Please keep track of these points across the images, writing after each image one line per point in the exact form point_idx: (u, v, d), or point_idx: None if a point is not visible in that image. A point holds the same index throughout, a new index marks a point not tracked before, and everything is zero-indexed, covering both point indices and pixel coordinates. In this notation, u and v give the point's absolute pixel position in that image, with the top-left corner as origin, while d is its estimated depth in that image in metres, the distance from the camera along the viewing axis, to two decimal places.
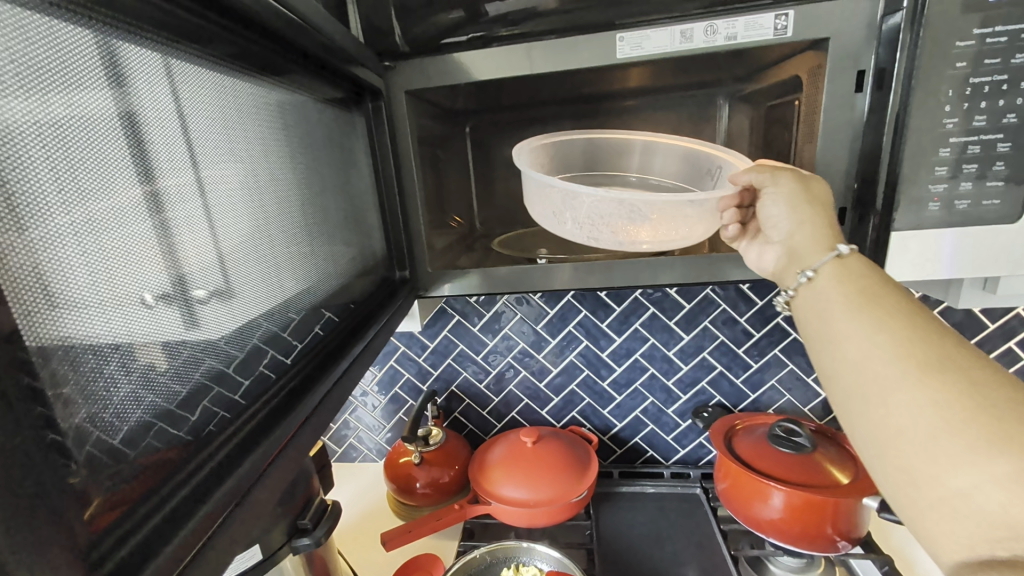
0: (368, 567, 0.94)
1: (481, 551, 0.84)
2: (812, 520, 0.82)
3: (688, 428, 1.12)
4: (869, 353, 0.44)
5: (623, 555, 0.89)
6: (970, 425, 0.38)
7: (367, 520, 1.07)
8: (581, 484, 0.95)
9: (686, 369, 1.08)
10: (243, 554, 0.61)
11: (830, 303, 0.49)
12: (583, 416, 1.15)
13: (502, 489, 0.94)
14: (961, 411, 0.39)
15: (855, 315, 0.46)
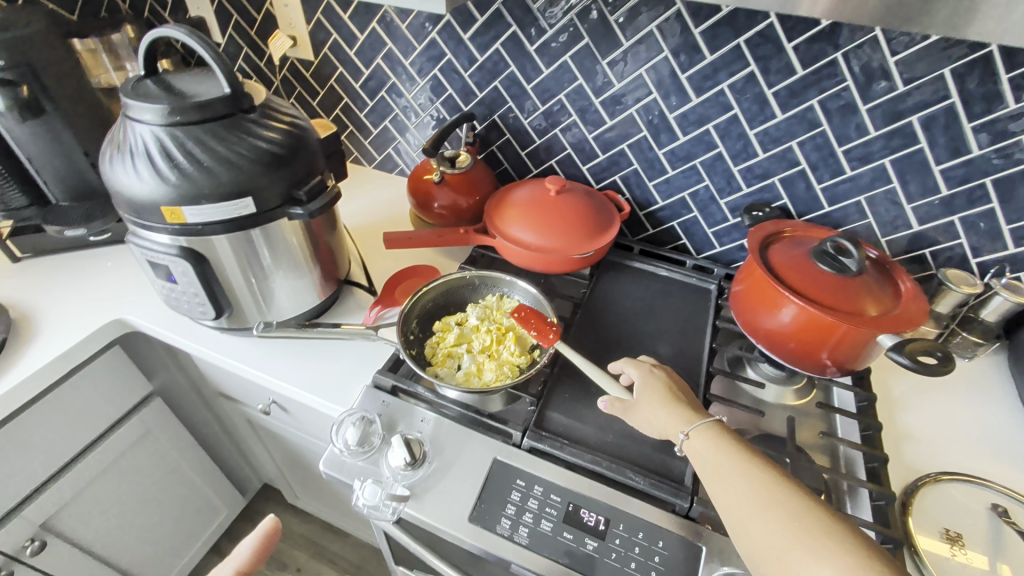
0: (376, 260, 1.02)
1: (470, 274, 0.85)
2: (806, 339, 0.78)
3: (733, 225, 1.01)
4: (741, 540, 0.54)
5: (607, 316, 0.91)
6: (817, 543, 0.50)
7: (389, 224, 1.12)
8: (590, 245, 0.91)
9: (760, 157, 0.91)
10: (237, 203, 0.65)
11: (722, 456, 0.59)
12: (624, 184, 1.05)
13: (510, 229, 0.93)
14: (816, 534, 0.50)
15: (744, 474, 0.57)
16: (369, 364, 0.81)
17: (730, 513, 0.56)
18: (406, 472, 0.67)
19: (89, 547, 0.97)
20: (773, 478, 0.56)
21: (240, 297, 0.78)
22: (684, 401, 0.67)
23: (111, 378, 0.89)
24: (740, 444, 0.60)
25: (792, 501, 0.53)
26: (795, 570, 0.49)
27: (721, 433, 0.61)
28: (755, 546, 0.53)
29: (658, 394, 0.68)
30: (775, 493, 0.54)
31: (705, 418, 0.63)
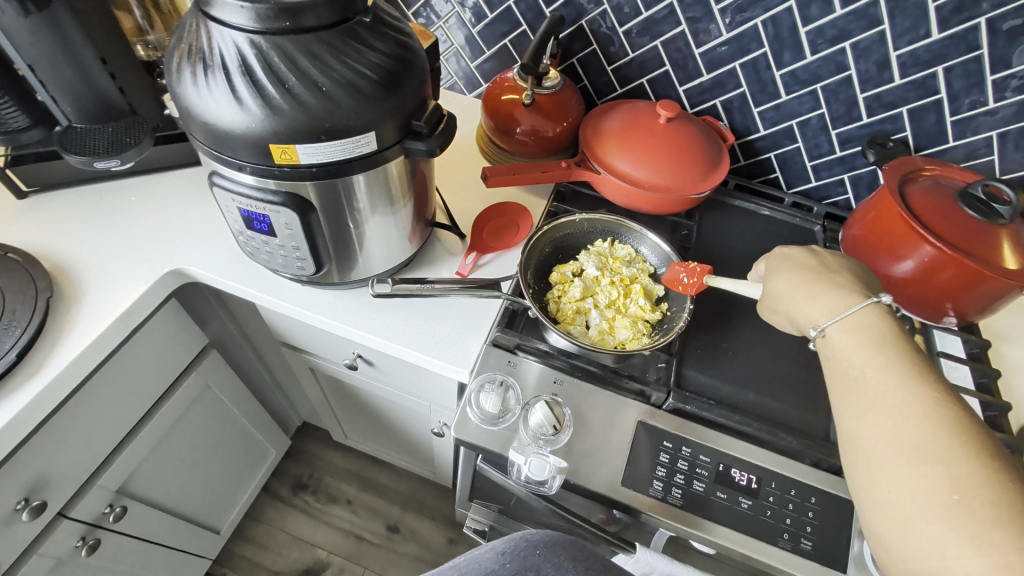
0: (453, 194, 0.90)
1: (580, 218, 0.78)
2: (945, 290, 0.73)
3: (839, 159, 0.92)
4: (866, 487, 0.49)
5: (716, 262, 0.84)
6: (968, 517, 0.42)
7: (455, 151, 0.98)
8: (704, 184, 0.81)
9: (895, 84, 0.81)
10: (358, 138, 0.53)
11: (876, 381, 0.51)
12: (725, 110, 0.94)
13: (615, 162, 0.82)
14: (970, 505, 0.42)
15: (897, 408, 0.48)
16: (479, 319, 0.74)
17: (860, 439, 0.50)
18: (550, 437, 0.63)
19: (163, 503, 0.95)
20: (935, 425, 0.46)
21: (335, 252, 0.66)
22: (830, 283, 0.60)
23: (171, 334, 0.81)
24: (914, 373, 0.50)
25: (951, 458, 0.44)
26: (925, 534, 0.43)
27: (882, 352, 0.52)
28: (880, 489, 0.47)
29: (792, 277, 0.62)
30: (931, 442, 0.45)
31: (858, 307, 0.56)
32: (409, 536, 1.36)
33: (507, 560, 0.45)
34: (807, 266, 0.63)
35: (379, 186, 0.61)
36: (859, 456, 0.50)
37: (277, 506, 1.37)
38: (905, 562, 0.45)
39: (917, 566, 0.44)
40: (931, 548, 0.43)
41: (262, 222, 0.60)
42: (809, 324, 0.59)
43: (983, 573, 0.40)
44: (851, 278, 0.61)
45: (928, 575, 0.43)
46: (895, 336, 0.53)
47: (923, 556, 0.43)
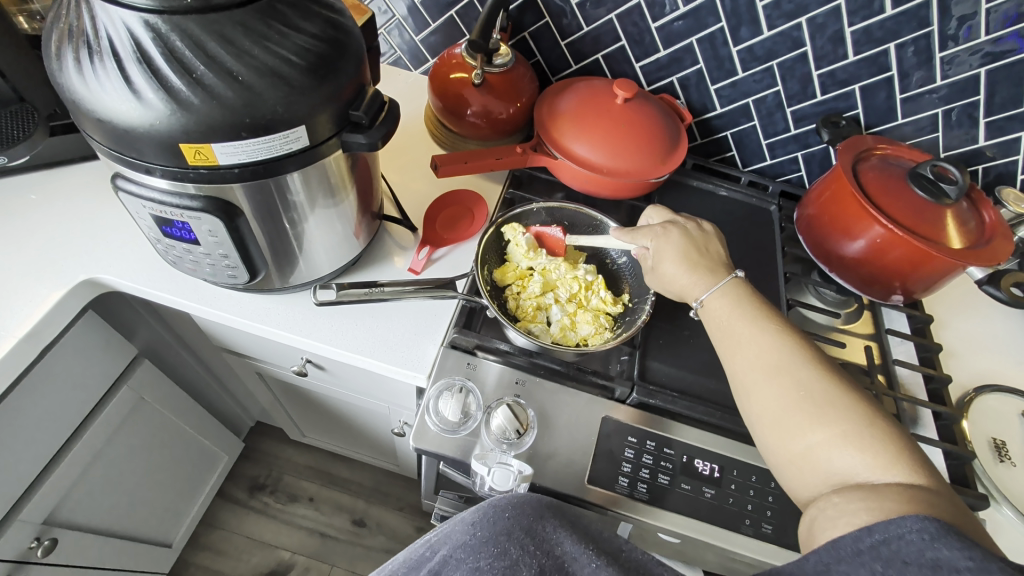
0: (402, 182, 0.84)
1: (538, 207, 0.75)
2: (897, 270, 0.74)
3: (793, 137, 0.91)
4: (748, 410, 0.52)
5: None
6: (819, 408, 0.48)
7: (402, 134, 0.90)
8: (663, 167, 0.79)
9: (848, 61, 0.80)
10: (287, 133, 0.46)
11: (740, 321, 0.56)
12: (682, 87, 0.91)
13: (573, 146, 0.78)
14: (816, 400, 0.48)
15: (757, 339, 0.54)
16: (434, 319, 0.69)
17: (734, 373, 0.54)
18: (514, 441, 0.61)
19: (99, 526, 0.88)
20: (787, 347, 0.52)
21: (271, 257, 0.60)
22: (703, 258, 0.63)
23: (93, 349, 0.73)
24: (765, 315, 0.56)
25: (799, 367, 0.50)
26: (798, 437, 0.47)
27: (740, 302, 0.58)
28: (754, 408, 0.51)
29: (676, 258, 0.63)
30: (784, 359, 0.51)
31: (727, 279, 0.61)
32: (377, 528, 1.33)
33: (474, 530, 0.43)
34: (686, 243, 0.64)
35: (316, 183, 0.55)
36: (735, 386, 0.54)
37: (234, 510, 1.31)
38: (786, 464, 0.48)
39: (795, 462, 0.47)
40: (801, 443, 0.47)
41: (182, 229, 0.53)
42: (693, 296, 0.62)
43: (841, 450, 0.45)
44: (718, 252, 0.65)
45: (803, 466, 0.47)
46: (748, 292, 0.60)
47: (797, 453, 0.47)
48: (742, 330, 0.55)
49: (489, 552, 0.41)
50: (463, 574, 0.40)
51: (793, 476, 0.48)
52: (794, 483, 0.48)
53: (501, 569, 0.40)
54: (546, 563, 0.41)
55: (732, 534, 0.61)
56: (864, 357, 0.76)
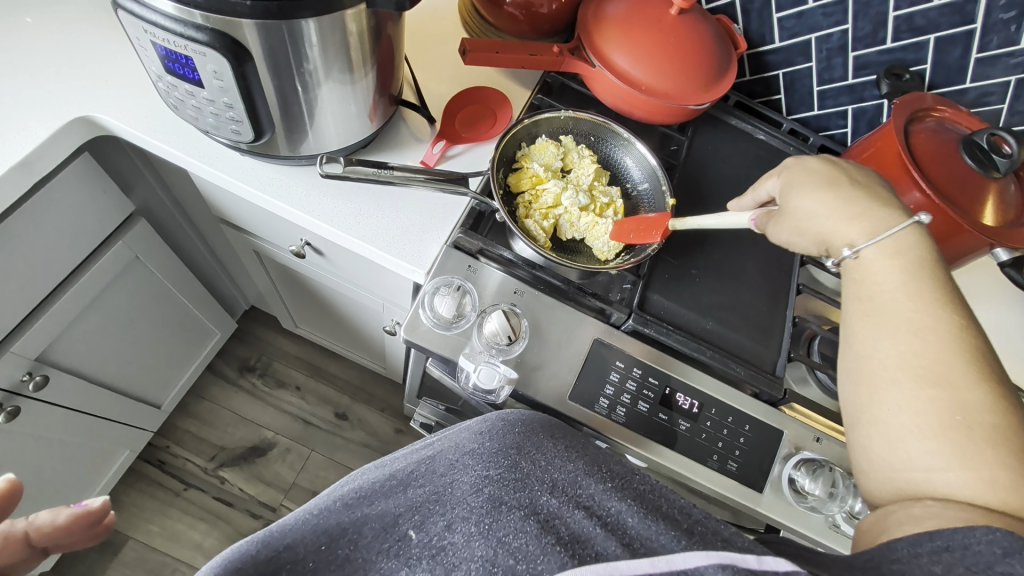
0: (427, 70, 0.79)
1: (565, 115, 0.71)
2: None
3: (849, 87, 0.85)
4: (876, 409, 0.47)
5: (702, 184, 0.79)
6: (964, 438, 0.42)
7: (432, 18, 0.84)
8: (706, 94, 0.73)
9: (930, 5, 0.73)
10: None
11: (896, 303, 0.49)
12: (742, 11, 0.84)
13: (614, 57, 0.72)
14: (971, 427, 0.42)
15: (915, 333, 0.47)
16: (441, 217, 0.67)
17: (871, 360, 0.48)
18: (503, 347, 0.61)
19: (86, 373, 0.89)
20: (952, 352, 0.45)
21: (280, 121, 0.57)
22: (858, 197, 0.54)
23: (87, 194, 0.72)
24: (945, 302, 0.48)
25: (964, 383, 0.44)
26: (920, 458, 0.44)
27: (915, 279, 0.49)
28: (874, 405, 0.47)
29: (823, 193, 0.55)
30: (945, 368, 0.45)
31: (898, 228, 0.51)
32: (357, 424, 1.38)
33: (483, 440, 0.47)
34: (834, 180, 0.56)
35: (334, 42, 0.50)
36: (858, 374, 0.49)
37: (223, 386, 1.35)
38: (883, 468, 0.46)
39: (897, 476, 0.45)
40: (913, 458, 0.44)
41: (185, 66, 0.50)
42: (839, 246, 0.53)
43: (965, 483, 0.41)
44: (884, 195, 0.55)
45: (910, 485, 0.44)
46: (931, 265, 0.50)
47: (911, 471, 0.44)
48: (898, 314, 0.48)
49: (499, 462, 0.44)
50: (471, 476, 0.44)
51: (881, 481, 0.46)
52: (880, 488, 0.46)
53: (511, 477, 0.43)
54: (557, 478, 0.44)
55: (697, 467, 0.62)
56: None
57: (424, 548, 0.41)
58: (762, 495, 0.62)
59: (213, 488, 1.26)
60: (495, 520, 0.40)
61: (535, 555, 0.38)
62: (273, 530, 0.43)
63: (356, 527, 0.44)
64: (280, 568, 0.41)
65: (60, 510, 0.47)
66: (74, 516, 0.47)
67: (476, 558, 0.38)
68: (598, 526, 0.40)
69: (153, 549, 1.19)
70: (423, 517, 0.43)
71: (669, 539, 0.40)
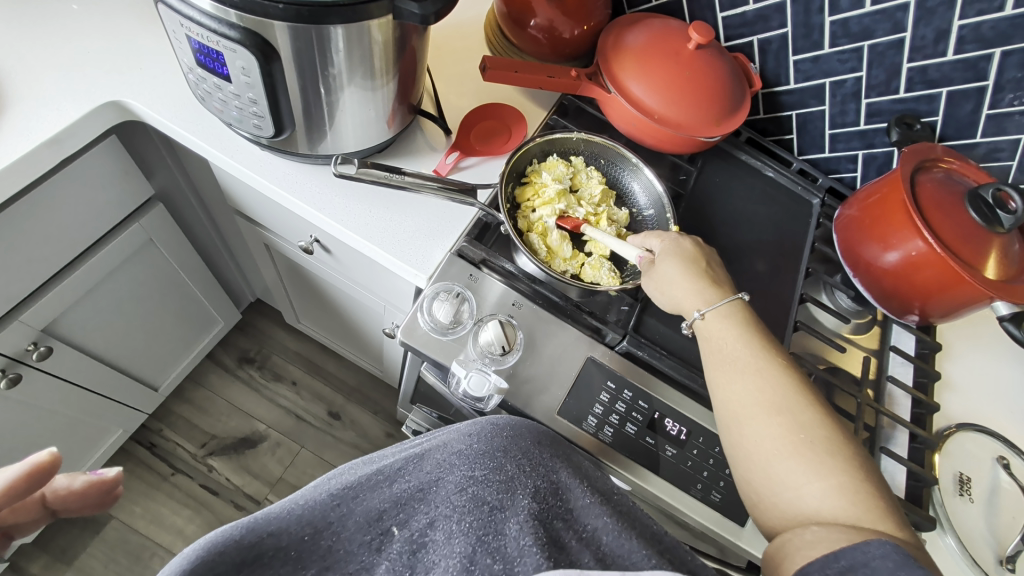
0: (448, 83, 0.81)
1: (577, 137, 0.73)
2: (921, 290, 0.71)
3: (860, 132, 0.86)
4: (744, 443, 0.50)
5: (707, 215, 0.80)
6: (812, 454, 0.47)
7: (458, 34, 0.86)
8: (717, 127, 0.74)
9: (944, 59, 0.74)
10: None
11: (732, 348, 0.55)
12: (760, 51, 0.86)
13: (629, 84, 0.74)
14: (812, 444, 0.48)
15: (755, 374, 0.53)
16: (447, 225, 0.69)
17: (727, 402, 0.52)
18: (496, 357, 0.61)
19: (94, 349, 0.92)
20: (783, 385, 0.51)
21: (301, 120, 0.59)
22: (706, 272, 0.61)
23: (108, 174, 0.75)
24: (769, 345, 0.55)
25: (798, 410, 0.50)
26: (785, 480, 0.47)
27: (744, 329, 0.56)
28: (743, 442, 0.50)
29: (680, 264, 0.61)
30: (782, 398, 0.51)
31: (729, 299, 0.58)
32: (349, 425, 1.38)
33: (471, 441, 0.48)
34: (692, 254, 0.62)
35: (359, 49, 0.52)
36: (724, 417, 0.53)
37: (221, 375, 1.37)
38: (762, 496, 0.48)
39: (777, 501, 0.47)
40: (783, 480, 0.47)
41: (216, 61, 0.53)
42: (689, 309, 0.59)
43: (826, 495, 0.46)
44: (720, 271, 0.62)
45: (787, 507, 0.47)
46: (754, 322, 0.57)
47: (783, 492, 0.47)
48: (734, 359, 0.54)
49: (485, 465, 0.46)
50: (457, 476, 0.46)
51: (768, 510, 0.48)
52: (769, 515, 0.48)
53: (496, 480, 0.45)
54: (541, 484, 0.46)
55: (679, 495, 0.62)
56: (860, 368, 0.75)
57: (404, 543, 0.45)
58: (743, 529, 0.61)
59: (199, 475, 1.26)
60: (477, 519, 0.43)
61: (514, 556, 0.40)
62: (256, 518, 0.43)
63: (340, 520, 0.44)
64: (262, 555, 0.42)
65: (77, 476, 0.52)
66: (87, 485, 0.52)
67: (454, 555, 0.42)
68: (576, 537, 0.43)
69: (134, 531, 1.19)
70: (407, 515, 0.45)
71: (640, 558, 0.41)
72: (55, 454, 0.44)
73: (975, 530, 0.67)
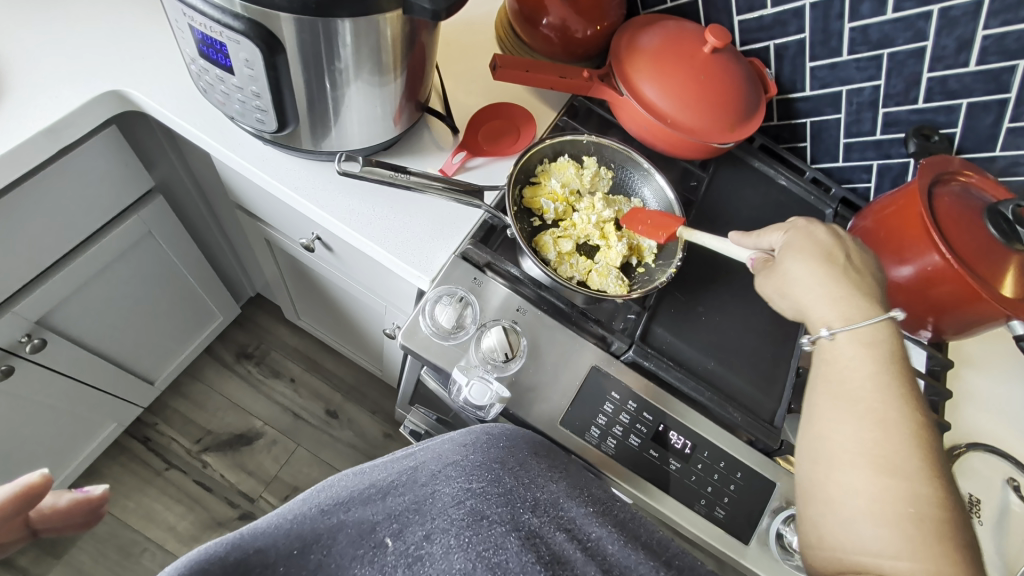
0: (457, 81, 0.80)
1: (587, 139, 0.72)
2: (935, 305, 0.69)
3: (876, 142, 0.84)
4: (838, 490, 0.47)
5: (717, 223, 0.78)
6: (913, 530, 0.43)
7: (469, 31, 0.85)
8: (731, 134, 0.73)
9: (966, 70, 0.72)
10: None
11: (859, 385, 0.49)
12: (775, 57, 0.84)
13: (643, 87, 0.73)
14: (915, 517, 0.44)
15: (876, 423, 0.47)
16: (452, 226, 0.67)
17: (834, 442, 0.48)
18: (499, 364, 0.60)
19: (87, 342, 0.90)
20: (907, 443, 0.46)
21: (305, 115, 0.58)
22: (844, 273, 0.54)
23: (107, 164, 0.74)
24: (906, 392, 0.49)
25: (914, 476, 0.45)
26: (867, 541, 0.44)
27: (883, 366, 0.50)
28: (834, 489, 0.47)
29: (813, 259, 0.55)
30: (897, 457, 0.46)
31: (875, 318, 0.52)
32: (347, 424, 1.36)
33: (468, 451, 0.47)
34: (829, 247, 0.56)
35: (367, 44, 0.51)
36: (818, 453, 0.49)
37: (218, 370, 1.35)
38: (834, 548, 0.46)
39: (847, 556, 0.45)
40: (866, 543, 0.44)
41: (219, 52, 0.51)
42: (817, 323, 0.53)
43: (909, 568, 0.43)
44: (865, 274, 0.55)
45: (855, 566, 0.45)
46: (898, 359, 0.51)
47: (859, 552, 0.45)
48: (854, 397, 0.49)
49: (483, 476, 0.45)
50: (454, 488, 0.45)
51: (833, 561, 0.46)
52: (826, 564, 0.47)
53: (495, 492, 0.45)
54: (540, 497, 0.45)
55: (682, 512, 0.60)
56: None
57: (398, 556, 0.42)
58: (747, 547, 0.60)
59: (193, 470, 1.25)
60: (476, 535, 0.42)
61: (514, 571, 0.40)
62: (242, 534, 0.40)
63: (331, 533, 0.43)
64: (248, 573, 0.39)
65: (63, 494, 0.54)
66: (75, 501, 0.54)
67: (454, 571, 0.41)
68: (579, 550, 0.43)
69: (126, 526, 1.18)
70: (402, 526, 0.44)
71: (645, 568, 0.43)
72: (47, 476, 0.46)
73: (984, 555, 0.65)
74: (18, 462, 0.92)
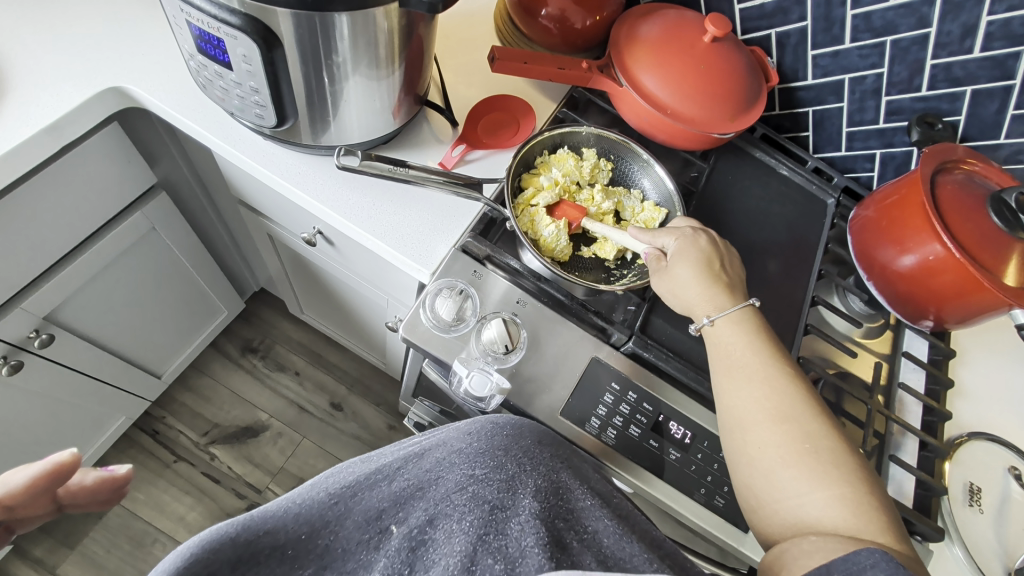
0: (457, 74, 0.80)
1: (588, 131, 0.71)
2: (937, 294, 0.69)
3: (879, 131, 0.83)
4: (752, 446, 0.50)
5: (718, 214, 0.78)
6: (818, 465, 0.47)
7: (468, 23, 0.84)
8: (731, 124, 0.72)
9: (970, 56, 0.71)
10: None
11: (741, 352, 0.55)
12: (777, 46, 0.83)
13: (642, 78, 0.72)
14: (816, 453, 0.48)
15: (763, 382, 0.52)
16: (451, 219, 0.67)
17: (733, 408, 0.52)
18: (499, 356, 0.60)
19: (94, 337, 0.91)
20: (792, 395, 0.51)
21: (304, 109, 0.58)
22: (720, 275, 0.59)
23: (110, 161, 0.74)
24: (776, 352, 0.54)
25: (802, 417, 0.50)
26: (788, 486, 0.47)
27: (756, 335, 0.56)
28: (746, 447, 0.50)
29: (694, 265, 0.59)
30: (788, 407, 0.50)
31: (739, 307, 0.58)
32: (351, 416, 1.38)
33: (471, 439, 0.47)
34: (708, 254, 0.60)
35: (363, 36, 0.51)
36: (728, 423, 0.52)
37: (224, 364, 1.37)
38: (765, 502, 0.48)
39: (778, 507, 0.47)
40: (786, 488, 0.47)
41: (217, 48, 0.52)
42: (699, 313, 0.58)
43: (827, 506, 0.45)
44: (734, 275, 0.61)
45: (785, 513, 0.46)
46: (764, 330, 0.57)
47: (782, 499, 0.47)
48: (740, 366, 0.54)
49: (485, 463, 0.46)
50: (457, 475, 0.45)
51: (769, 517, 0.47)
52: (765, 523, 0.48)
53: (498, 479, 0.45)
54: (542, 484, 0.45)
55: (682, 501, 0.61)
56: (870, 374, 0.73)
57: (403, 540, 0.43)
58: (746, 535, 0.60)
59: (201, 462, 1.27)
60: (477, 519, 0.43)
61: (516, 556, 0.40)
62: (252, 515, 0.42)
63: (338, 519, 0.44)
64: (258, 554, 0.41)
65: (89, 472, 0.55)
66: (99, 480, 0.55)
67: (455, 553, 0.41)
68: (577, 538, 0.42)
69: (136, 517, 1.20)
70: (406, 512, 0.45)
71: (642, 562, 0.41)
72: (75, 455, 0.47)
73: (984, 542, 0.65)
74: (29, 454, 0.94)
